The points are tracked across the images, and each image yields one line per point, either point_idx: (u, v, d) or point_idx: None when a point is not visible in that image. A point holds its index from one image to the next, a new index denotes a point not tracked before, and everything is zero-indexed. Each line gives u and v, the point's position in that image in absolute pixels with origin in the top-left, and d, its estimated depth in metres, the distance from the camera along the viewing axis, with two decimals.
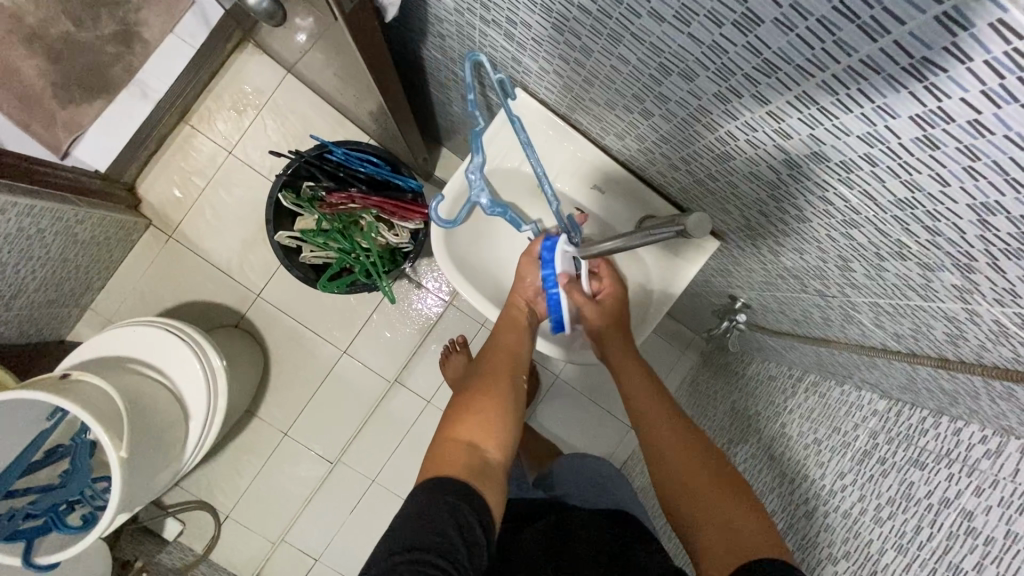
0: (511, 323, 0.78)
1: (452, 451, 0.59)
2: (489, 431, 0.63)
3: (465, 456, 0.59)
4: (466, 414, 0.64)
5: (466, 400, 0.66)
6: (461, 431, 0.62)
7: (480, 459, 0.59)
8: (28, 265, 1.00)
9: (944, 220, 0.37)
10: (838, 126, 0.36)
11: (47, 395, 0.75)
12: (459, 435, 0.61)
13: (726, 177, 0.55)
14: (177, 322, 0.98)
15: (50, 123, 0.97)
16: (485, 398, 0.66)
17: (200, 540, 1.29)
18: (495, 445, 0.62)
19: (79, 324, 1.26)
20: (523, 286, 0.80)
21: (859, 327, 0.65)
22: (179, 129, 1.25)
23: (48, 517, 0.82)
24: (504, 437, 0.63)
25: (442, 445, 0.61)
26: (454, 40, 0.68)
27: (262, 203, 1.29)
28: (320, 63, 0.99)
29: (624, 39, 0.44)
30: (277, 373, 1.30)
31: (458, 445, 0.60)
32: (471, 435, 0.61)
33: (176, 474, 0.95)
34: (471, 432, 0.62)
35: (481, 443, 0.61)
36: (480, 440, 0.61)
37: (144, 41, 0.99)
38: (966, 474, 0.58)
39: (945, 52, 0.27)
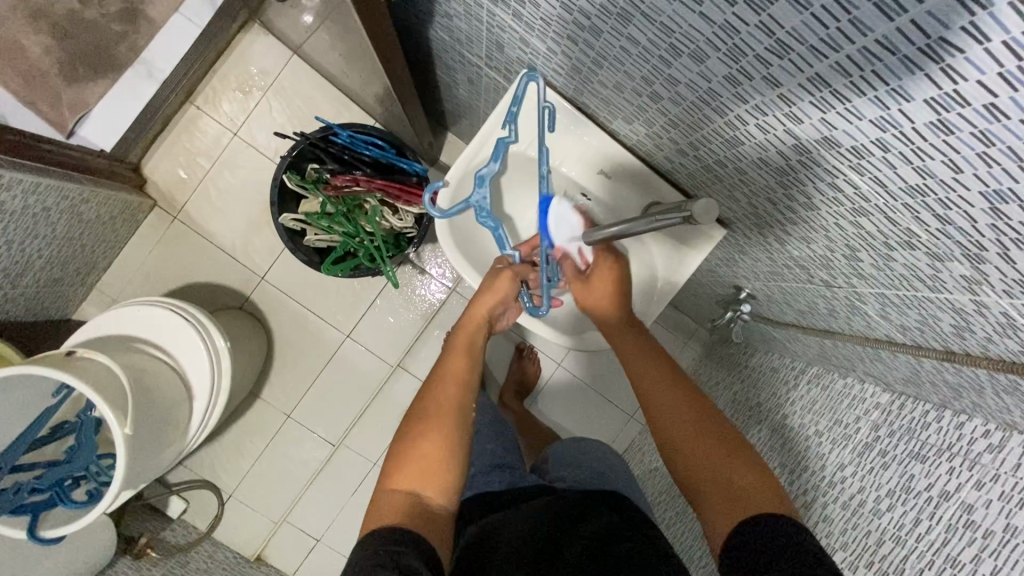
0: (461, 345, 0.71)
1: (390, 505, 0.57)
2: (428, 473, 0.60)
3: (404, 506, 0.57)
4: (405, 457, 0.61)
5: (407, 441, 0.62)
6: (400, 479, 0.59)
7: (417, 508, 0.57)
8: (33, 243, 1.00)
9: (955, 208, 0.37)
10: (850, 110, 0.36)
11: (52, 372, 0.75)
12: (400, 484, 0.59)
13: (734, 163, 0.54)
14: (184, 303, 0.98)
15: (55, 103, 0.95)
16: (425, 438, 0.62)
17: (203, 518, 1.30)
18: (434, 488, 0.59)
19: (84, 303, 1.26)
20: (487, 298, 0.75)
21: (864, 319, 0.65)
22: (184, 110, 1.24)
23: (54, 491, 0.83)
24: (447, 479, 0.60)
25: (383, 494, 0.59)
26: (462, 20, 0.67)
27: (266, 185, 1.28)
28: (326, 45, 0.98)
29: (634, 19, 0.44)
30: (281, 356, 1.30)
31: (395, 495, 0.58)
32: (410, 484, 0.59)
33: (178, 454, 0.96)
34: (410, 480, 0.59)
35: (420, 490, 0.58)
36: (420, 487, 0.59)
37: (149, 20, 0.97)
38: (967, 468, 0.58)
39: (963, 32, 0.26)
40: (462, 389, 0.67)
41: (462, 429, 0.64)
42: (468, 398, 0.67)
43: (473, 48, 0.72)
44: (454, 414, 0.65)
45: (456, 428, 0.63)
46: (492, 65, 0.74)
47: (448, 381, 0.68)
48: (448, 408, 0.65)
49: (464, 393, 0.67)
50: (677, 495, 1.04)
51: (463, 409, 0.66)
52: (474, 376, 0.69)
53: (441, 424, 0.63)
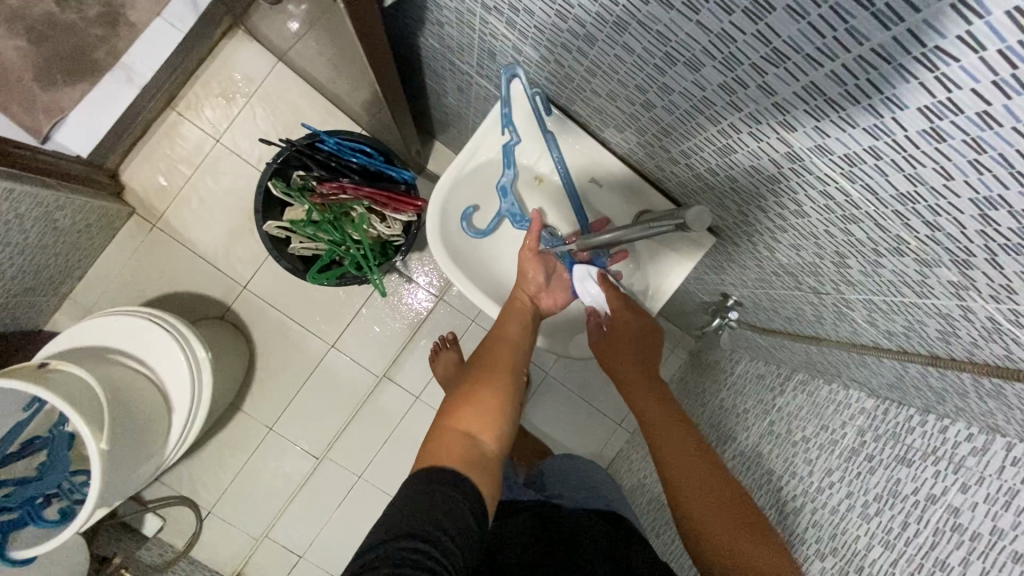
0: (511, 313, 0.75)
1: (453, 440, 0.58)
2: (488, 423, 0.61)
3: (465, 444, 0.57)
4: (467, 404, 0.62)
5: (467, 392, 0.64)
6: (461, 421, 0.60)
7: (478, 450, 0.58)
8: (4, 251, 0.96)
9: (944, 215, 0.37)
10: (844, 118, 0.36)
11: (22, 385, 0.72)
12: (462, 424, 0.60)
13: (725, 171, 0.54)
14: (163, 314, 0.95)
15: (30, 107, 0.92)
16: (483, 389, 0.64)
17: (181, 536, 1.26)
18: (491, 437, 0.60)
19: (57, 313, 1.22)
20: (525, 279, 0.78)
21: (850, 325, 0.65)
22: (165, 116, 1.22)
23: (24, 510, 0.80)
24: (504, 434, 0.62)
25: (444, 431, 0.59)
26: (453, 28, 0.67)
27: (249, 193, 1.26)
28: (312, 51, 0.97)
29: (630, 27, 0.44)
30: (263, 366, 1.27)
31: (456, 435, 0.58)
32: (472, 425, 0.60)
33: (156, 469, 0.92)
34: (472, 422, 0.60)
35: (481, 434, 0.60)
36: (480, 432, 0.60)
37: (130, 24, 0.95)
38: (952, 471, 0.59)
39: (958, 40, 0.26)
40: (515, 354, 0.71)
41: (516, 391, 0.67)
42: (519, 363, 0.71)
43: (464, 56, 0.72)
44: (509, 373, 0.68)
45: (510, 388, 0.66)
46: (483, 74, 0.74)
47: (504, 348, 0.71)
48: (503, 369, 0.68)
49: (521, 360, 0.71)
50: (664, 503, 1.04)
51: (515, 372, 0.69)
52: (525, 344, 0.73)
53: (499, 380, 0.66)
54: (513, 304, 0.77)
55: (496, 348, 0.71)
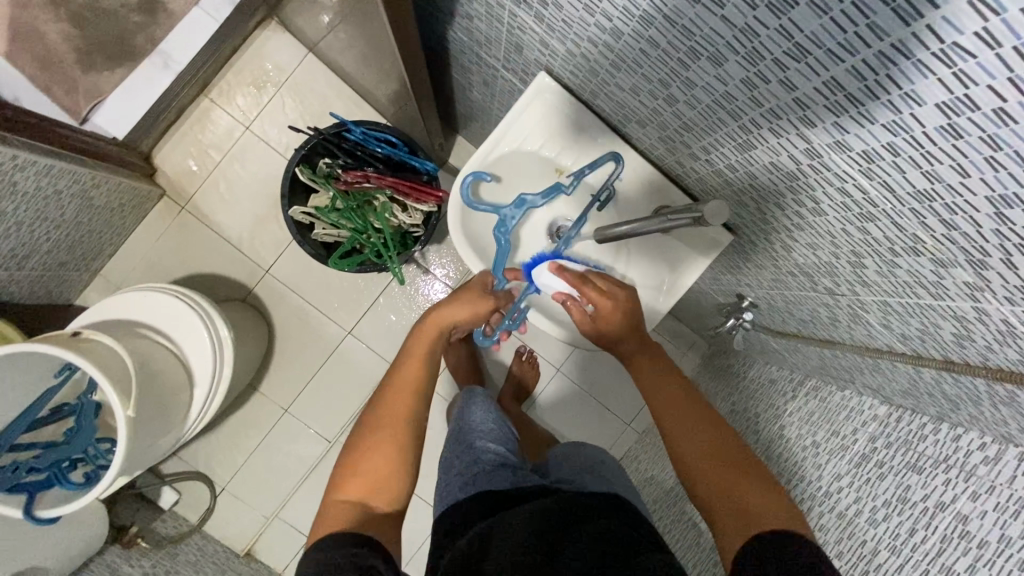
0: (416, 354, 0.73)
1: (340, 515, 0.60)
2: (379, 482, 0.63)
3: (354, 514, 0.60)
4: (354, 470, 0.64)
5: (359, 454, 0.65)
6: (351, 488, 0.63)
7: (368, 517, 0.60)
8: (41, 226, 1.01)
9: (960, 213, 0.38)
10: (863, 114, 0.37)
11: (59, 351, 0.76)
12: (351, 493, 0.62)
13: (745, 167, 0.55)
14: (189, 290, 0.99)
15: (71, 89, 0.96)
16: (372, 449, 0.65)
17: (195, 511, 1.30)
18: (384, 497, 0.63)
19: (87, 289, 1.27)
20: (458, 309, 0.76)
21: (865, 327, 0.66)
22: (198, 103, 1.26)
23: (52, 472, 0.82)
24: (396, 488, 0.64)
25: (335, 504, 0.62)
26: (482, 21, 0.68)
27: (275, 179, 1.29)
28: (343, 43, 1.00)
29: (656, 21, 0.45)
30: (281, 349, 1.30)
31: (345, 507, 0.61)
32: (360, 494, 0.62)
33: (176, 442, 0.96)
34: (361, 489, 0.63)
35: (370, 500, 0.62)
36: (370, 497, 0.62)
37: (169, 13, 0.98)
38: (963, 480, 0.58)
39: (975, 37, 0.27)
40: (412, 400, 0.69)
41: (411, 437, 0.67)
42: (417, 410, 0.69)
43: (492, 49, 0.74)
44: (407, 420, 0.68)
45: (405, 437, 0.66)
46: (509, 67, 0.76)
47: (403, 396, 0.69)
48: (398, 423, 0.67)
49: (416, 400, 0.69)
50: (673, 500, 1.05)
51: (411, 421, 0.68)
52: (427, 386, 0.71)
53: (391, 434, 0.66)
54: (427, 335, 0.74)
55: (391, 396, 0.69)
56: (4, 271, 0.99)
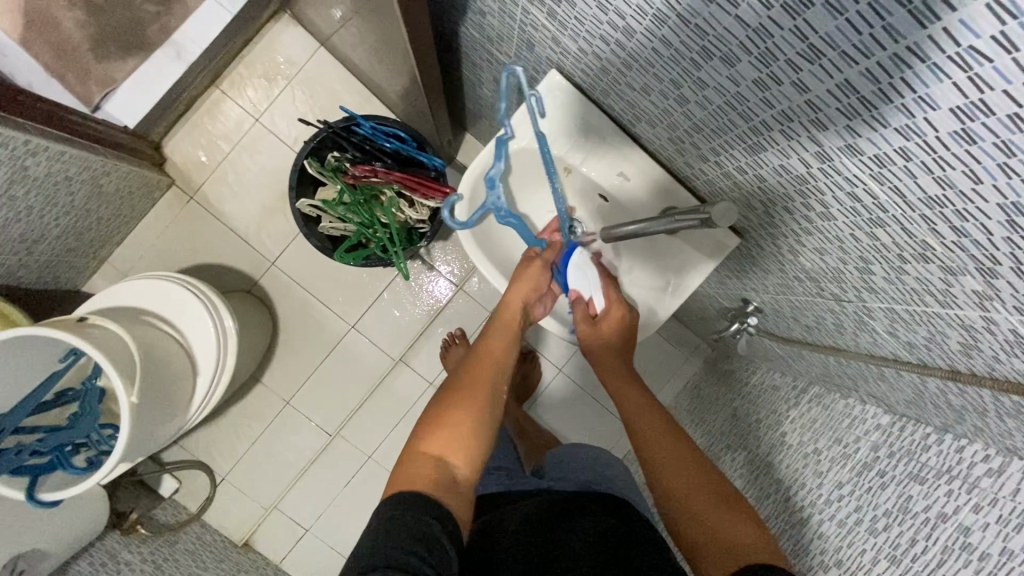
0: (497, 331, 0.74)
1: (425, 467, 0.58)
2: (461, 445, 0.60)
3: (435, 471, 0.57)
4: (438, 425, 0.62)
5: (444, 410, 0.63)
6: (431, 442, 0.60)
7: (450, 475, 0.58)
8: (52, 211, 1.01)
9: (971, 220, 0.37)
10: (876, 117, 0.37)
11: (68, 336, 0.76)
12: (432, 448, 0.60)
13: (755, 170, 0.55)
14: (198, 281, 0.99)
15: (84, 78, 0.98)
16: (456, 406, 0.63)
17: (194, 500, 1.30)
18: (464, 460, 0.60)
19: (95, 276, 1.28)
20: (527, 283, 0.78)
21: (871, 335, 0.65)
22: (209, 93, 1.27)
23: (54, 455, 0.83)
24: (478, 454, 0.61)
25: (414, 457, 0.59)
26: (494, 18, 0.68)
27: (282, 172, 1.29)
28: (355, 38, 1.00)
29: (669, 20, 0.45)
30: (285, 341, 1.31)
31: (428, 459, 0.58)
32: (443, 450, 0.60)
33: (179, 429, 0.96)
34: (444, 446, 0.60)
35: (451, 458, 0.59)
36: (452, 455, 0.60)
37: (184, 4, 0.99)
38: (966, 491, 0.57)
39: (992, 40, 0.27)
40: (499, 371, 0.70)
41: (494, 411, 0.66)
42: (503, 379, 0.70)
43: (503, 46, 0.74)
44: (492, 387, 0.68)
45: (490, 405, 0.65)
46: (519, 65, 0.76)
47: (486, 364, 0.70)
48: (486, 386, 0.67)
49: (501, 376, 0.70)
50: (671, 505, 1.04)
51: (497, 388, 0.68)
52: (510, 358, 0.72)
53: (475, 397, 0.65)
54: (506, 309, 0.76)
55: (477, 361, 0.70)
56: (14, 255, 1.00)
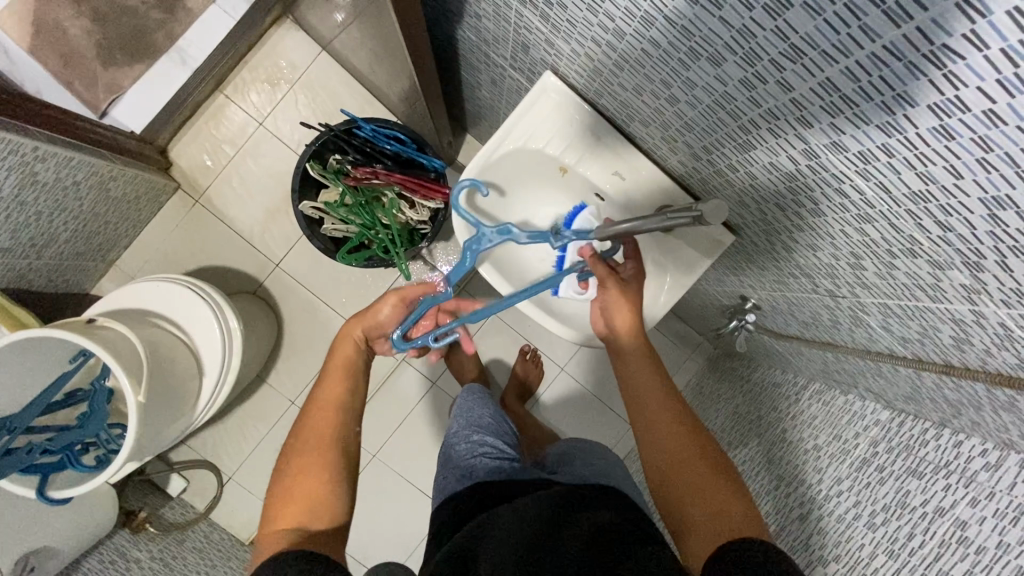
0: (336, 365, 0.75)
1: (278, 544, 0.60)
2: (312, 503, 0.63)
3: (289, 538, 0.60)
4: (288, 493, 0.64)
5: (286, 482, 0.65)
6: (285, 517, 0.63)
7: (305, 540, 0.60)
8: (61, 216, 1.04)
9: (955, 215, 0.38)
10: (857, 115, 0.38)
11: (79, 337, 0.78)
12: (285, 522, 0.62)
13: (746, 168, 0.56)
14: (201, 282, 1.01)
15: (91, 84, 1.00)
16: (298, 473, 0.66)
17: (202, 499, 1.32)
18: (320, 516, 0.63)
19: (102, 279, 1.30)
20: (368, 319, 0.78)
21: (867, 330, 0.66)
22: (213, 98, 1.28)
23: (64, 455, 0.85)
24: (334, 506, 0.64)
25: (273, 535, 0.62)
26: (490, 20, 0.69)
27: (286, 175, 1.31)
28: (355, 42, 1.01)
29: (657, 21, 0.46)
30: (290, 342, 1.33)
31: (282, 532, 0.61)
32: (298, 520, 0.62)
33: (185, 429, 0.98)
34: (296, 516, 0.62)
35: (307, 523, 0.62)
36: (308, 522, 0.62)
37: (187, 10, 1.01)
38: (963, 486, 0.57)
39: (963, 38, 0.28)
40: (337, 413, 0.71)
41: (339, 453, 0.68)
42: (348, 420, 0.71)
43: (499, 48, 0.75)
44: (334, 435, 0.69)
45: (331, 451, 0.68)
46: (516, 66, 0.77)
47: (326, 409, 0.71)
48: (325, 435, 0.69)
49: (342, 416, 0.71)
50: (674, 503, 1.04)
51: (339, 433, 0.70)
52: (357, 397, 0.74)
53: (317, 455, 0.67)
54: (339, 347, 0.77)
55: (313, 416, 0.71)
56: (24, 259, 1.02)
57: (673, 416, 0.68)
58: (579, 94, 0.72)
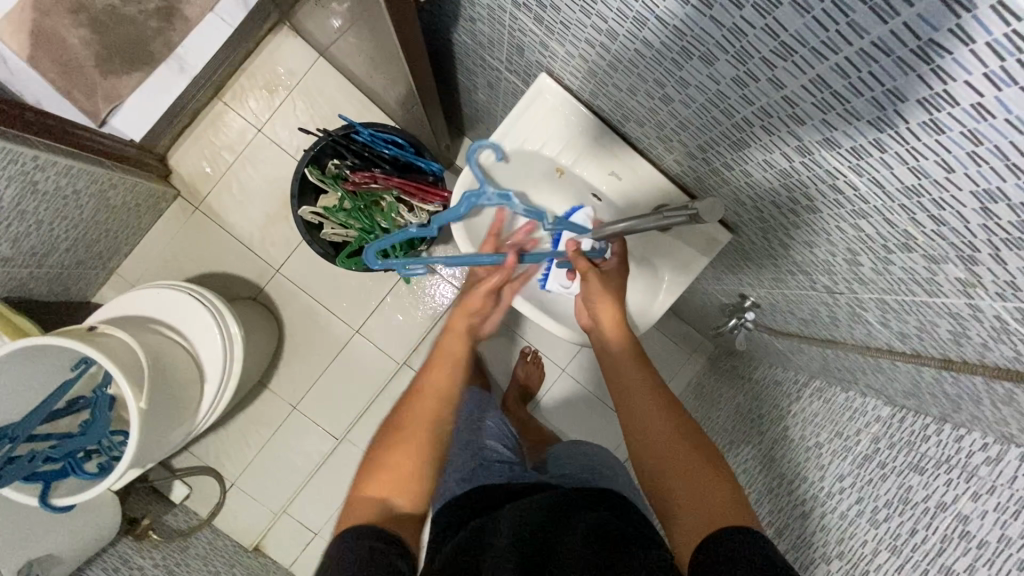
0: (447, 351, 0.72)
1: (366, 514, 0.58)
2: (402, 483, 0.61)
3: (376, 512, 0.58)
4: (380, 466, 0.62)
5: (380, 453, 0.63)
6: (374, 487, 0.60)
7: (392, 520, 0.58)
8: (61, 224, 1.04)
9: (948, 209, 0.38)
10: (849, 111, 0.38)
11: (81, 345, 0.79)
12: (375, 492, 0.60)
13: (740, 166, 0.56)
14: (201, 288, 1.01)
15: (91, 92, 0.97)
16: (400, 441, 0.63)
17: (205, 505, 1.32)
18: (406, 497, 0.60)
19: (103, 287, 1.30)
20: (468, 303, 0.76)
21: (865, 326, 0.66)
22: (212, 106, 1.29)
23: (66, 462, 0.85)
24: (420, 491, 0.61)
25: (356, 501, 0.60)
26: (485, 24, 0.70)
27: (286, 181, 1.32)
28: (352, 48, 1.02)
29: (649, 22, 0.47)
30: (291, 347, 1.33)
31: (370, 502, 0.59)
32: (386, 494, 0.60)
33: (188, 434, 0.98)
34: (385, 489, 0.60)
35: (393, 499, 0.59)
36: (393, 499, 0.60)
37: (184, 18, 0.99)
38: (964, 480, 0.57)
39: (950, 33, 0.28)
40: (445, 397, 0.68)
41: (439, 441, 0.65)
42: (451, 406, 0.68)
43: (494, 51, 0.75)
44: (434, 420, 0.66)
45: (433, 436, 0.64)
46: (512, 69, 0.77)
47: (434, 393, 0.68)
48: (428, 417, 0.66)
49: (445, 402, 0.67)
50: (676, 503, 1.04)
51: (442, 419, 0.66)
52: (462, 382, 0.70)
53: (416, 435, 0.64)
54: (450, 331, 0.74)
55: (417, 394, 0.68)
56: (25, 268, 1.03)
57: (661, 413, 0.67)
58: (574, 95, 0.72)
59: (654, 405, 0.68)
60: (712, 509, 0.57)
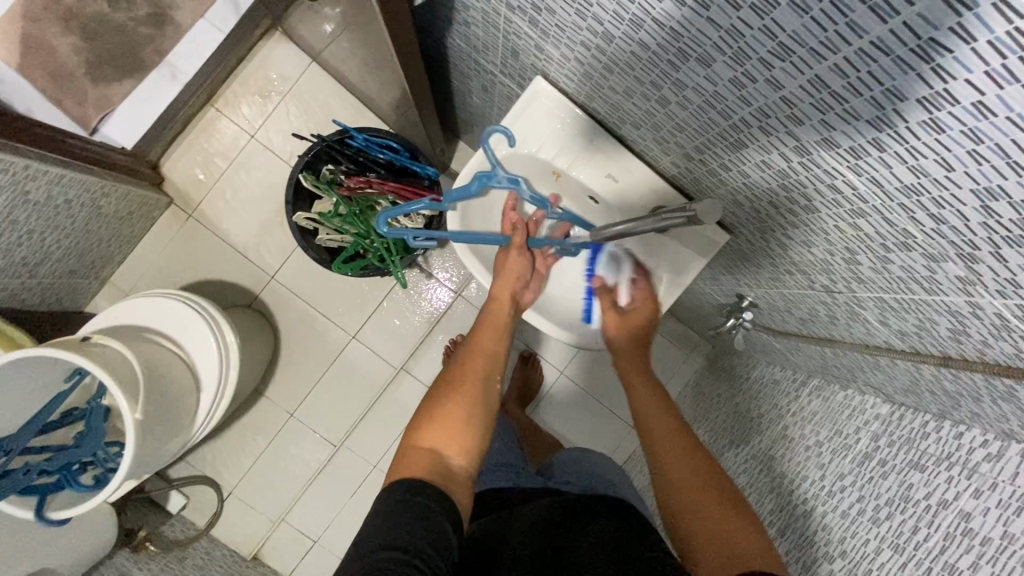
0: (492, 321, 0.76)
1: (420, 461, 0.58)
2: (455, 437, 0.61)
3: (430, 463, 0.58)
4: (432, 418, 0.63)
5: (433, 405, 0.64)
6: (428, 437, 0.61)
7: (446, 473, 0.58)
8: (53, 234, 1.03)
9: (948, 207, 0.38)
10: (847, 111, 0.38)
11: (75, 356, 0.78)
12: (430, 441, 0.61)
13: (738, 167, 0.56)
14: (197, 296, 1.00)
15: (82, 100, 0.97)
16: (454, 405, 0.64)
17: (203, 515, 1.31)
18: (458, 452, 0.61)
19: (96, 296, 1.29)
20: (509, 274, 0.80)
21: (864, 325, 0.66)
22: (204, 112, 1.28)
23: (61, 475, 0.84)
24: (472, 445, 0.62)
25: (408, 451, 0.60)
26: (479, 27, 0.70)
27: (280, 187, 1.31)
28: (345, 53, 1.02)
29: (645, 23, 0.46)
30: (287, 354, 1.32)
31: (423, 452, 0.59)
32: (439, 444, 0.61)
33: (185, 444, 0.97)
34: (438, 441, 0.61)
35: (445, 452, 0.60)
36: (446, 452, 0.60)
37: (175, 25, 0.98)
38: (966, 477, 0.57)
39: (950, 32, 0.28)
40: (490, 361, 0.71)
41: (488, 402, 0.67)
42: (495, 369, 0.71)
43: (489, 55, 0.75)
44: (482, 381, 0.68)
45: (483, 396, 0.66)
46: (507, 72, 0.77)
47: (478, 355, 0.71)
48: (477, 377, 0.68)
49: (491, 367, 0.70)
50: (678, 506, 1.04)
51: (488, 380, 0.69)
52: (501, 351, 0.74)
53: (467, 391, 0.66)
54: (494, 302, 0.78)
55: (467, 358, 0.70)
56: (16, 279, 1.01)
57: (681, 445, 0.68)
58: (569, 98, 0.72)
59: (673, 436, 0.69)
60: (734, 541, 0.57)
